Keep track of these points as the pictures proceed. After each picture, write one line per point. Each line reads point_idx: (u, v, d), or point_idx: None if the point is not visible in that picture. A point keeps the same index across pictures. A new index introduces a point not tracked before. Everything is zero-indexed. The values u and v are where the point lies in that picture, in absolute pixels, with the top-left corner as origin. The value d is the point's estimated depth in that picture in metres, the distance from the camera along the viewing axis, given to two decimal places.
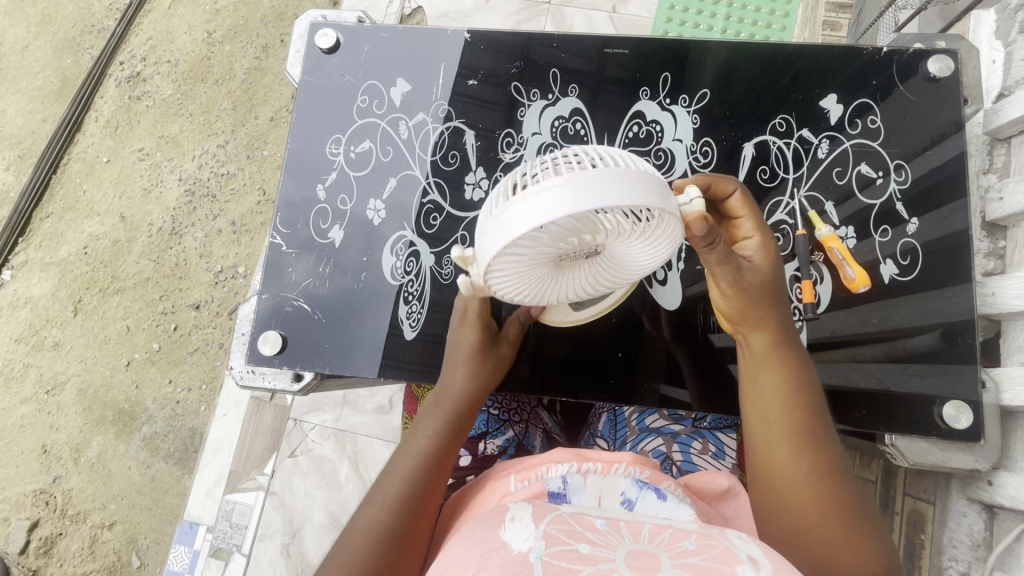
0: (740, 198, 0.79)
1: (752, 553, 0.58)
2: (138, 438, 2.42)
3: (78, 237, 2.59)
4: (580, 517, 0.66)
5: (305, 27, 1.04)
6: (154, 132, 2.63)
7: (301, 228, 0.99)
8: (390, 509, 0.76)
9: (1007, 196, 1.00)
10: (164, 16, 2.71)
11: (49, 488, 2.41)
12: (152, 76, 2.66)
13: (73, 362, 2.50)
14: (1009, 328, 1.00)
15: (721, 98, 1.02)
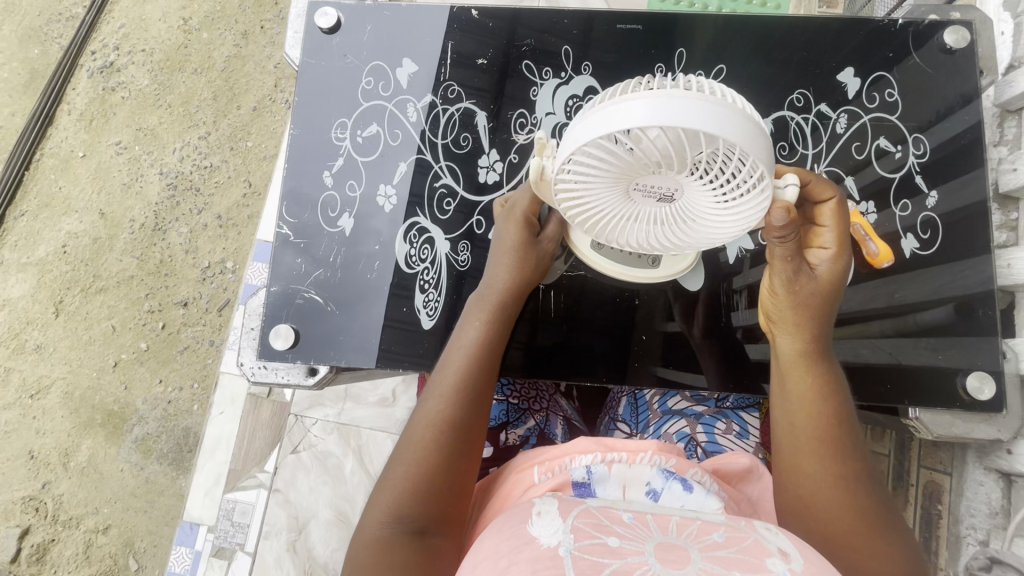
0: (834, 208, 0.74)
1: (782, 545, 0.60)
2: (130, 440, 2.36)
3: (56, 235, 2.49)
4: (605, 510, 0.66)
5: (304, 6, 0.99)
6: (131, 124, 2.54)
7: (308, 216, 0.94)
8: (437, 422, 0.78)
9: (1020, 167, 0.99)
10: (136, 2, 2.60)
11: (39, 494, 2.35)
12: (127, 66, 2.56)
13: (58, 364, 2.42)
14: (1021, 299, 1.00)
15: (737, 73, 1.00)
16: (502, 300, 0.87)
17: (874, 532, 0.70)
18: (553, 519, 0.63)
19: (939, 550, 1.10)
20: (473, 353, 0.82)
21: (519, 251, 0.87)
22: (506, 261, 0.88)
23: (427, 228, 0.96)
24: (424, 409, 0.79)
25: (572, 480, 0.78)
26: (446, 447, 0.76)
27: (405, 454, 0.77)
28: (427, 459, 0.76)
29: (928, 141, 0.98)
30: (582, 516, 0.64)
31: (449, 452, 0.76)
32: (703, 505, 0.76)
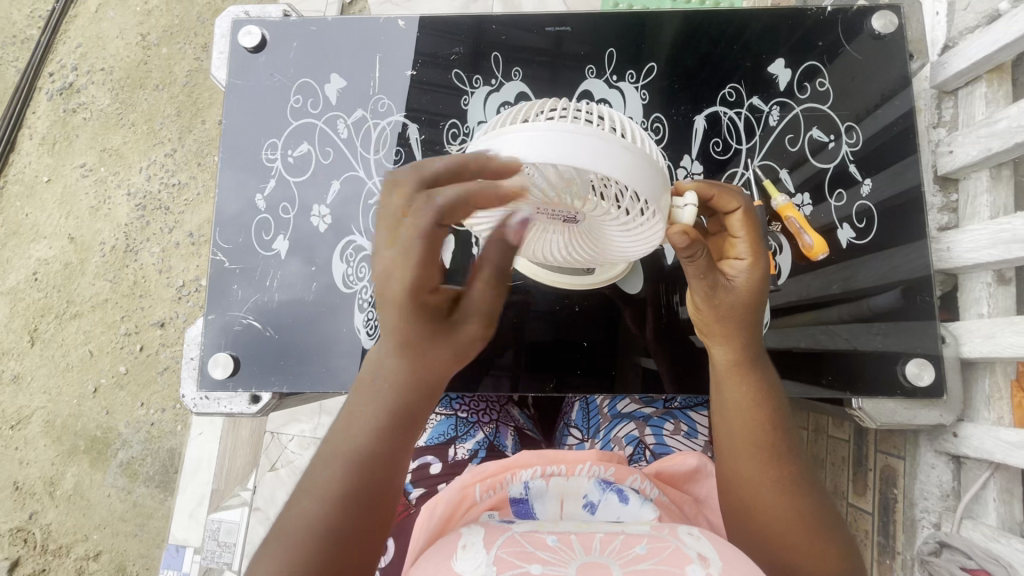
0: (742, 218, 0.72)
1: (702, 551, 0.62)
2: (115, 465, 2.34)
3: (27, 263, 2.45)
4: (530, 535, 0.66)
5: (226, 26, 0.98)
6: (95, 145, 2.48)
7: (242, 241, 0.92)
8: (340, 487, 0.61)
9: (957, 149, 0.98)
10: (91, 21, 2.55)
11: (27, 525, 2.33)
12: (86, 86, 2.51)
13: (37, 394, 2.38)
14: (965, 281, 0.99)
15: (668, 72, 1.02)
16: (404, 342, 0.59)
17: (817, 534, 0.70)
18: (477, 552, 0.63)
19: (895, 535, 1.03)
20: (377, 408, 0.62)
21: (492, 247, 0.58)
22: (430, 273, 0.57)
23: (364, 246, 0.93)
24: (322, 476, 0.61)
25: (510, 497, 0.84)
26: (355, 512, 0.61)
27: (294, 529, 0.60)
28: (325, 533, 0.60)
29: (860, 129, 1.01)
30: (507, 545, 0.64)
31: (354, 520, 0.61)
32: (637, 514, 0.80)
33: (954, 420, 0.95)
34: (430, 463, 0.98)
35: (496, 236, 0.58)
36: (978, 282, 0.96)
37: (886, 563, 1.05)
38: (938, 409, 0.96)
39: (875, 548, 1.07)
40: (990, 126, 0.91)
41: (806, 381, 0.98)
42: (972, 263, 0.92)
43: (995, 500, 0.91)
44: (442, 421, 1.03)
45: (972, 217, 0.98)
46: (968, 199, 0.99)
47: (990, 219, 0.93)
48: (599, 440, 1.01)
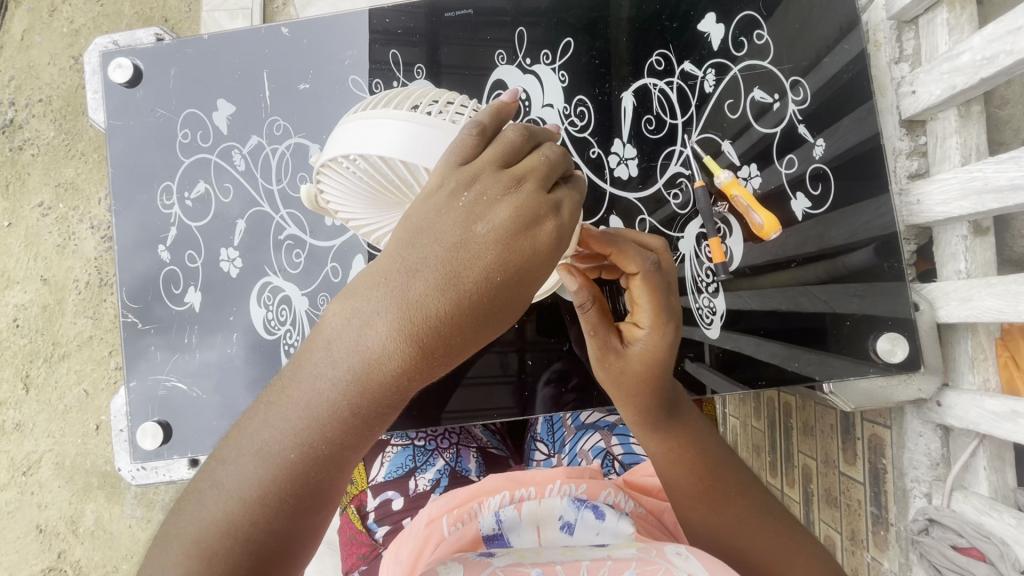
0: (642, 283, 0.61)
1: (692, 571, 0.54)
2: (131, 495, 1.97)
3: (3, 311, 2.01)
4: (513, 570, 0.57)
5: (96, 60, 0.96)
6: (49, 181, 2.01)
7: (152, 299, 0.95)
8: (250, 504, 0.47)
9: (919, 88, 0.92)
10: (19, 49, 2.02)
11: (57, 564, 1.98)
12: (28, 121, 2.00)
13: (42, 438, 1.99)
14: (939, 234, 0.93)
15: (585, 51, 0.99)
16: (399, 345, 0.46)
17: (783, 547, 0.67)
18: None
19: (887, 505, 0.99)
20: (328, 416, 0.47)
21: (523, 200, 0.47)
22: (434, 249, 0.46)
23: (281, 286, 0.94)
24: (232, 474, 0.47)
25: (481, 535, 0.72)
26: (267, 547, 0.47)
27: (191, 520, 0.48)
28: (229, 565, 0.46)
29: (809, 87, 0.97)
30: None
31: (256, 555, 0.47)
32: (616, 530, 0.69)
33: (936, 389, 0.92)
34: (392, 498, 0.97)
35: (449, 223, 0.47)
36: (953, 235, 0.90)
37: (880, 532, 1.01)
38: (917, 381, 0.92)
39: (869, 518, 1.03)
40: (952, 60, 0.85)
41: (790, 341, 0.95)
42: (944, 217, 0.88)
43: (985, 469, 0.87)
44: (399, 453, 1.03)
45: (942, 161, 0.92)
46: (937, 142, 0.93)
47: (960, 164, 0.88)
48: (565, 454, 1.04)
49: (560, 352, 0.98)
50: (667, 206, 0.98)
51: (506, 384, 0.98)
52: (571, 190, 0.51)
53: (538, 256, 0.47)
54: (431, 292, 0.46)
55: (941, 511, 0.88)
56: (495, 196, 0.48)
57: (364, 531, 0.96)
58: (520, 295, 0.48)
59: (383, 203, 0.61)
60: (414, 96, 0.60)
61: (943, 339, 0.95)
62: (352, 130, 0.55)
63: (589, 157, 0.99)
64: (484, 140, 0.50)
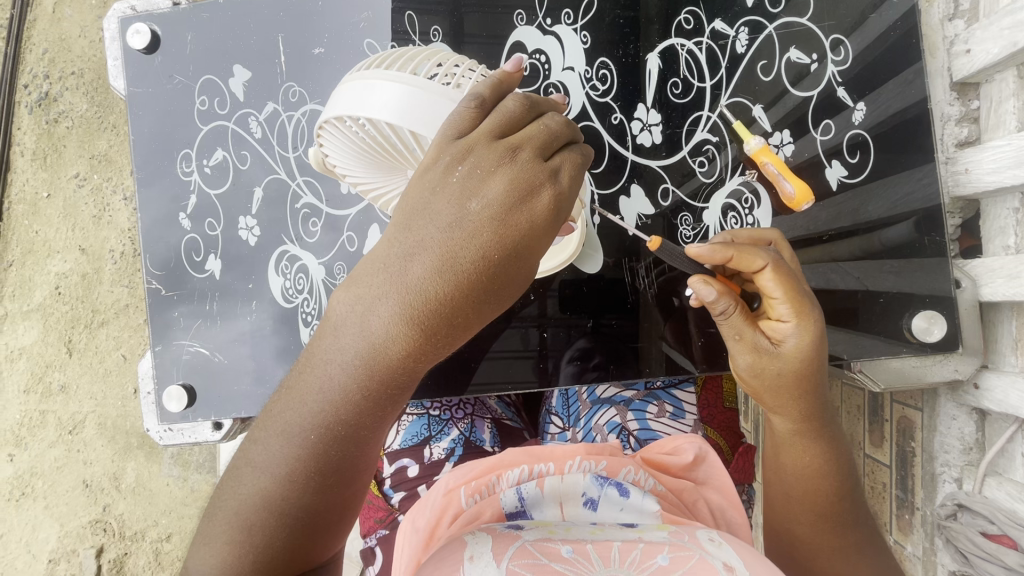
0: (769, 277, 0.65)
1: (728, 559, 0.53)
2: (168, 455, 2.08)
3: (46, 279, 2.09)
4: (543, 545, 0.56)
5: (115, 26, 0.96)
6: (84, 153, 2.06)
7: (176, 266, 0.96)
8: (281, 480, 0.49)
9: (974, 47, 0.85)
10: (50, 22, 2.04)
11: (103, 517, 2.09)
12: (62, 94, 2.04)
13: (85, 399, 2.09)
14: (989, 207, 0.88)
15: (608, 11, 0.94)
16: (399, 321, 0.48)
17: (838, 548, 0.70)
18: (487, 563, 0.52)
19: (914, 489, 0.96)
20: (342, 398, 0.49)
21: (518, 170, 0.49)
22: (431, 228, 0.48)
23: (298, 255, 0.95)
24: (261, 454, 0.49)
25: (504, 512, 0.72)
26: (301, 519, 0.50)
27: (230, 498, 0.50)
28: (268, 536, 0.49)
29: (850, 47, 0.91)
30: (519, 557, 0.53)
31: (289, 527, 0.50)
32: (642, 507, 0.69)
33: (974, 370, 0.88)
34: (407, 465, 0.99)
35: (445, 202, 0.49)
36: (1004, 207, 0.85)
37: (905, 516, 0.98)
38: (954, 360, 0.88)
39: (894, 501, 1.00)
40: (1015, 13, 0.78)
41: (822, 318, 0.90)
42: (994, 188, 0.83)
43: (1022, 455, 0.84)
44: (414, 421, 1.03)
45: (995, 128, 0.86)
46: (992, 107, 0.86)
47: (1016, 131, 0.82)
48: (580, 428, 1.04)
49: (583, 329, 0.97)
50: (693, 178, 0.94)
51: (527, 359, 0.96)
52: (571, 153, 0.52)
53: (534, 231, 0.49)
54: (430, 273, 0.48)
55: (971, 497, 0.85)
56: (487, 171, 0.49)
57: (380, 496, 0.98)
58: (519, 271, 0.50)
59: (381, 164, 0.61)
60: (413, 56, 0.60)
61: (984, 318, 0.90)
62: (350, 89, 0.54)
63: (611, 123, 0.94)
64: (484, 114, 0.51)
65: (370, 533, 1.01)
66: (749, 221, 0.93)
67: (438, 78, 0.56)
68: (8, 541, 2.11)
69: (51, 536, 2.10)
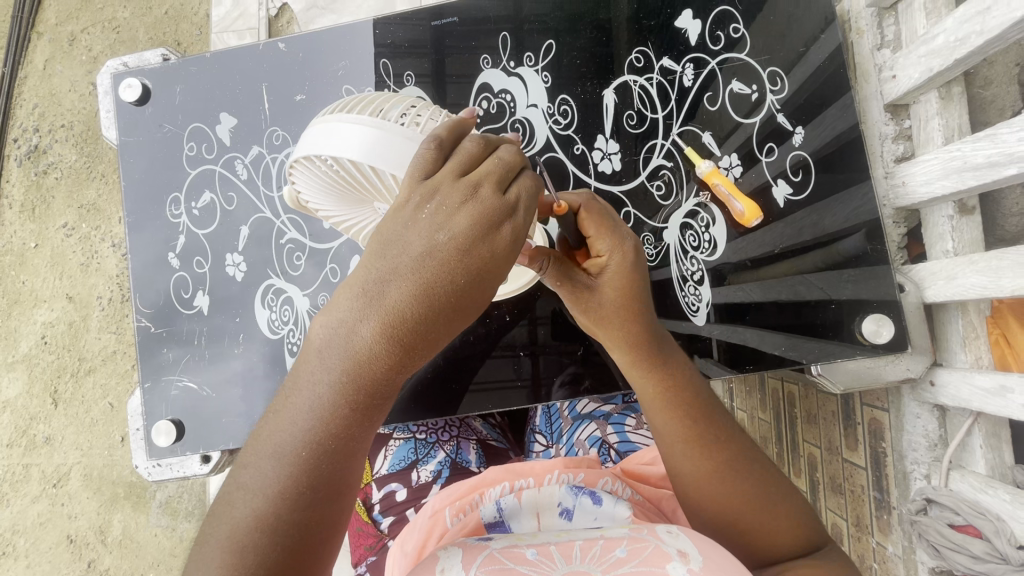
0: (587, 214, 0.67)
1: (681, 545, 0.60)
2: (155, 505, 2.03)
3: (32, 329, 2.09)
4: (509, 551, 0.61)
5: (107, 82, 1.01)
6: (72, 202, 2.09)
7: (165, 304, 1.00)
8: (272, 499, 0.52)
9: (899, 73, 0.93)
10: (41, 78, 2.11)
11: (88, 573, 2.03)
12: (52, 146, 2.10)
13: (70, 450, 2.06)
14: (926, 216, 0.94)
15: (566, 52, 1.02)
16: (378, 339, 0.52)
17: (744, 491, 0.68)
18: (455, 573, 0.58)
19: (889, 488, 0.99)
20: (329, 414, 0.52)
21: (483, 206, 0.53)
22: (406, 254, 0.52)
23: (284, 288, 0.99)
24: (252, 476, 0.52)
25: (483, 522, 0.77)
26: (292, 537, 0.51)
27: (224, 521, 0.52)
28: (258, 559, 0.50)
29: (788, 76, 0.99)
30: (486, 564, 0.59)
31: (281, 548, 0.51)
32: (613, 514, 0.73)
33: (927, 368, 0.93)
34: (395, 490, 1.01)
35: (425, 228, 0.53)
36: (940, 215, 0.91)
37: (884, 516, 1.00)
38: (905, 361, 0.94)
39: (872, 503, 1.02)
40: (929, 43, 0.87)
41: (789, 329, 0.96)
42: (928, 198, 0.90)
43: (981, 447, 0.87)
44: (401, 446, 1.06)
45: (926, 144, 0.93)
46: (921, 125, 0.94)
47: (942, 145, 0.89)
48: (562, 444, 1.07)
49: (574, 356, 1.01)
50: (652, 200, 1.01)
51: (519, 387, 1.01)
52: (526, 180, 0.56)
53: (496, 258, 0.54)
54: (404, 296, 0.52)
55: (938, 491, 0.89)
56: (455, 207, 0.53)
57: (370, 522, 1.00)
58: (487, 292, 0.54)
59: (346, 195, 0.66)
60: (381, 101, 0.65)
61: (936, 319, 0.96)
62: (319, 129, 0.59)
63: (574, 153, 1.01)
64: (442, 151, 0.56)
65: (362, 562, 1.00)
66: (706, 238, 0.99)
67: (400, 119, 0.61)
68: None
69: None
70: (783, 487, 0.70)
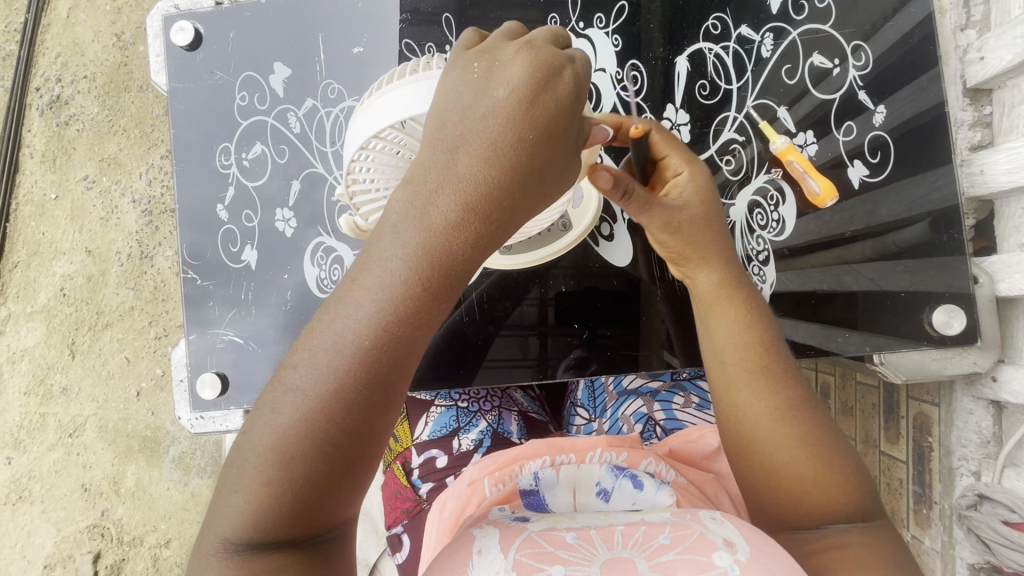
0: (657, 132, 0.76)
1: (727, 535, 0.59)
2: (168, 459, 2.07)
3: (52, 281, 2.10)
4: (547, 534, 0.62)
5: (158, 24, 0.97)
6: (93, 155, 2.07)
7: (212, 256, 0.98)
8: (326, 397, 0.49)
9: (988, 54, 0.96)
10: (64, 27, 2.07)
11: (101, 521, 2.07)
12: (74, 97, 2.07)
13: (87, 401, 2.08)
14: (1003, 207, 0.98)
15: (639, 16, 0.99)
16: (455, 208, 0.51)
17: (808, 453, 0.70)
18: (494, 556, 0.59)
19: (931, 483, 1.10)
20: (393, 293, 0.50)
21: (537, 56, 0.54)
22: (469, 121, 0.52)
23: (334, 246, 0.98)
24: (308, 371, 0.49)
25: (520, 489, 0.78)
26: (345, 436, 0.50)
27: (266, 432, 0.50)
28: (307, 465, 0.49)
29: (871, 53, 0.97)
30: (525, 547, 0.59)
31: (331, 452, 0.50)
32: (653, 500, 0.75)
33: (993, 364, 0.97)
34: (436, 456, 1.01)
35: (474, 85, 0.53)
36: (1017, 207, 0.95)
37: (923, 510, 1.11)
38: (974, 355, 0.97)
39: (911, 496, 1.13)
40: None
41: (826, 321, 0.95)
42: (1009, 187, 0.94)
43: None
44: (443, 413, 1.05)
45: (1008, 130, 0.97)
46: (1004, 111, 0.98)
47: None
48: (607, 419, 1.07)
49: (580, 339, 1.01)
50: (720, 174, 0.97)
51: (525, 367, 1.00)
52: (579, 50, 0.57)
53: (557, 112, 0.53)
54: (475, 160, 0.51)
55: (991, 488, 0.96)
56: (506, 61, 0.54)
57: (409, 486, 1.00)
58: (555, 160, 0.54)
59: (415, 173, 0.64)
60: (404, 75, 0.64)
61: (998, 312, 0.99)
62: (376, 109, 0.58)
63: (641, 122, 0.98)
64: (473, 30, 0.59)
65: (397, 523, 1.02)
66: (774, 217, 0.96)
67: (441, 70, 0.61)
68: (3, 545, 2.09)
69: (48, 540, 2.08)
70: (843, 452, 0.70)
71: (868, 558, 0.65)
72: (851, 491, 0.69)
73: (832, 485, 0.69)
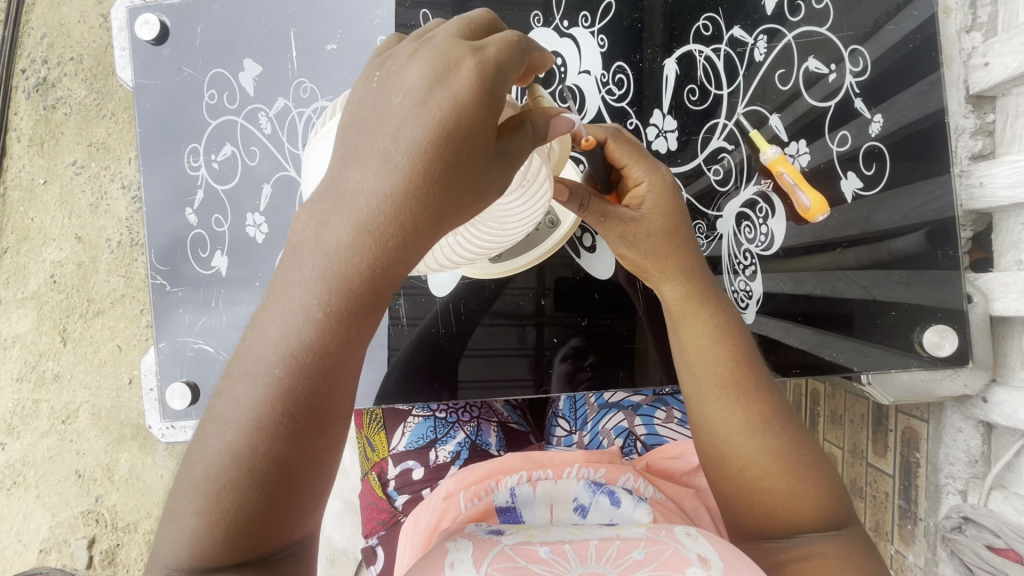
0: (615, 144, 0.74)
1: (702, 551, 0.58)
2: (162, 447, 2.06)
3: (42, 267, 2.06)
4: (521, 548, 0.60)
5: (123, 17, 0.93)
6: (82, 139, 2.03)
7: (181, 263, 0.95)
8: (247, 429, 0.46)
9: (992, 61, 0.93)
10: (50, 5, 2.00)
11: (96, 507, 2.07)
12: (60, 79, 2.01)
13: (80, 389, 2.07)
14: (1001, 221, 0.95)
15: (627, 15, 0.94)
16: (354, 231, 0.44)
17: (779, 460, 0.71)
18: (467, 569, 0.57)
19: (917, 500, 1.08)
20: (303, 321, 0.45)
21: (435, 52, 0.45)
22: (371, 135, 0.44)
23: None
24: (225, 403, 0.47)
25: (496, 506, 0.77)
26: (271, 467, 0.47)
27: (197, 463, 0.48)
28: (238, 495, 0.47)
29: (869, 57, 0.93)
30: (497, 561, 0.57)
31: (257, 481, 0.47)
32: (631, 517, 0.73)
33: (983, 384, 0.95)
34: (411, 468, 1.01)
35: (374, 91, 0.46)
36: (1015, 221, 0.93)
37: (908, 525, 1.10)
38: (964, 377, 0.95)
39: (897, 510, 1.12)
40: None
41: (819, 325, 0.93)
42: (1010, 202, 0.91)
43: None
44: (420, 423, 1.04)
45: (1010, 139, 0.94)
46: (1006, 120, 0.95)
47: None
48: (587, 431, 1.07)
49: (578, 327, 0.99)
50: (708, 183, 0.94)
51: (523, 357, 0.98)
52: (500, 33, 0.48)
53: (462, 111, 0.44)
54: (378, 174, 0.44)
55: (977, 511, 0.95)
56: (403, 64, 0.46)
57: (385, 498, 1.00)
58: (478, 167, 0.46)
59: None
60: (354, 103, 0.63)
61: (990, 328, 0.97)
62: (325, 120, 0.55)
63: (627, 128, 0.94)
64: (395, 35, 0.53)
65: (374, 534, 1.03)
66: (762, 231, 0.94)
67: None
68: None
69: (43, 525, 2.08)
70: (811, 461, 0.72)
71: (843, 563, 0.67)
72: (822, 496, 0.71)
73: (804, 490, 0.71)
